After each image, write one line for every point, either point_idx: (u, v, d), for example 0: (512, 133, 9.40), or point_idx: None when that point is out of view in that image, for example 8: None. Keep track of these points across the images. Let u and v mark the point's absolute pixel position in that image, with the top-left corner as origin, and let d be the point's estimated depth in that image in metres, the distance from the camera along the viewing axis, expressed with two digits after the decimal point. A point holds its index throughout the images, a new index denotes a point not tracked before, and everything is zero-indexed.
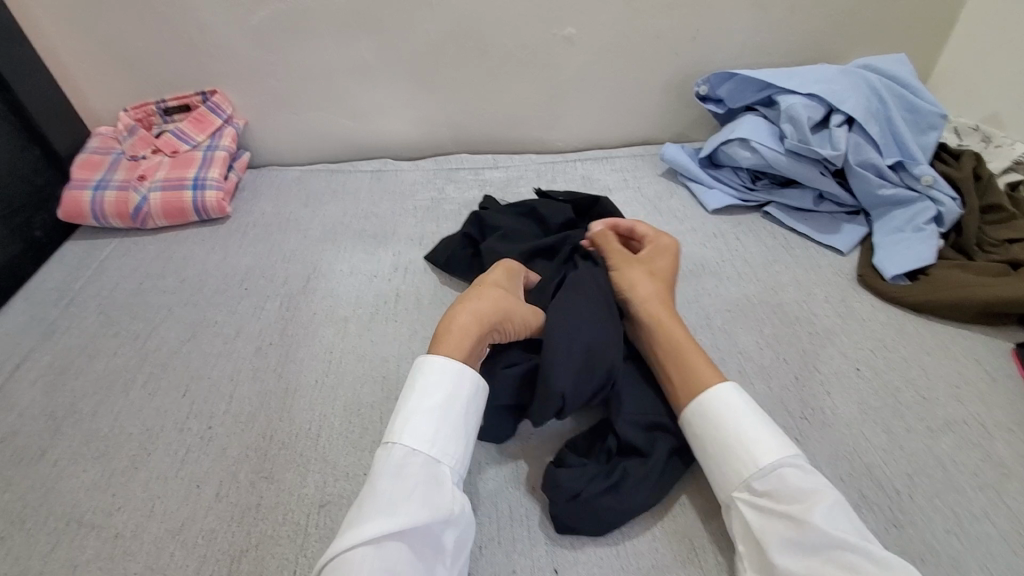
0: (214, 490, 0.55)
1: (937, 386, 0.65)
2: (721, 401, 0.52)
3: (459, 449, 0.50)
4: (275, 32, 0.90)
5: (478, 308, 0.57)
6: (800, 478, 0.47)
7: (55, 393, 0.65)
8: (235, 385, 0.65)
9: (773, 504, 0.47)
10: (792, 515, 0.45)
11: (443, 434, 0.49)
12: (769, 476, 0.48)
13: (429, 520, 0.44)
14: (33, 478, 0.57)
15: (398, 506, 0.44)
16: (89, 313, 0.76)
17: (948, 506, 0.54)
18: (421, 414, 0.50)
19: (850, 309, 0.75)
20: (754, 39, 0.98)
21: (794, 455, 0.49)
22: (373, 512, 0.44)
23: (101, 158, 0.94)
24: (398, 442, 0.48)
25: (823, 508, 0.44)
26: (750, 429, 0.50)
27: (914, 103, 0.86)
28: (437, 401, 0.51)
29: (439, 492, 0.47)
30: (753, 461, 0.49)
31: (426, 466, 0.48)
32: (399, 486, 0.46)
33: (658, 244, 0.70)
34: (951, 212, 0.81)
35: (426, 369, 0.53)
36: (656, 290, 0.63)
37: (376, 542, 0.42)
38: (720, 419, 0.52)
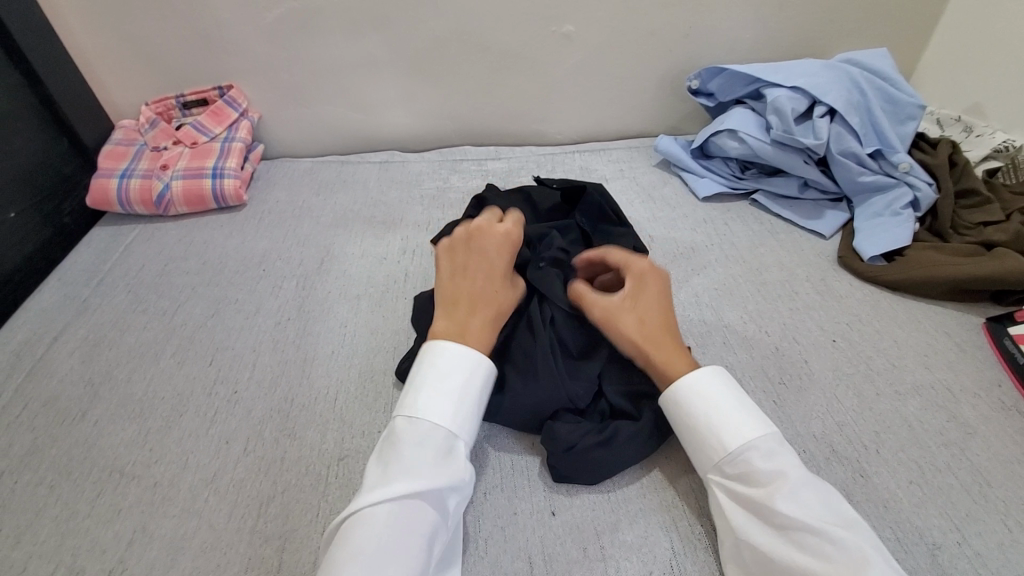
0: (242, 446, 0.61)
1: (907, 356, 0.70)
2: (688, 391, 0.54)
3: (472, 428, 0.53)
4: (289, 30, 0.95)
5: (494, 307, 0.59)
6: (764, 461, 0.49)
7: (92, 362, 0.71)
8: (257, 355, 0.71)
9: (742, 487, 0.50)
10: (757, 498, 0.48)
11: (459, 410, 0.52)
12: (736, 460, 0.50)
13: (445, 488, 0.48)
14: (75, 437, 0.62)
15: (420, 473, 0.48)
16: (119, 292, 0.82)
17: (913, 459, 0.59)
18: (442, 392, 0.52)
19: (829, 287, 0.80)
20: (744, 35, 1.03)
21: (760, 437, 0.51)
22: (394, 477, 0.47)
23: (126, 149, 0.99)
24: (422, 418, 0.51)
25: (785, 491, 0.47)
26: (718, 416, 0.52)
27: (893, 95, 0.91)
28: (458, 383, 0.53)
29: (452, 462, 0.50)
30: (721, 446, 0.51)
31: (445, 437, 0.51)
32: (421, 455, 0.49)
33: (633, 273, 0.62)
34: (927, 198, 0.86)
35: (441, 352, 0.55)
36: (655, 336, 0.58)
37: (397, 502, 0.46)
38: (691, 409, 0.54)
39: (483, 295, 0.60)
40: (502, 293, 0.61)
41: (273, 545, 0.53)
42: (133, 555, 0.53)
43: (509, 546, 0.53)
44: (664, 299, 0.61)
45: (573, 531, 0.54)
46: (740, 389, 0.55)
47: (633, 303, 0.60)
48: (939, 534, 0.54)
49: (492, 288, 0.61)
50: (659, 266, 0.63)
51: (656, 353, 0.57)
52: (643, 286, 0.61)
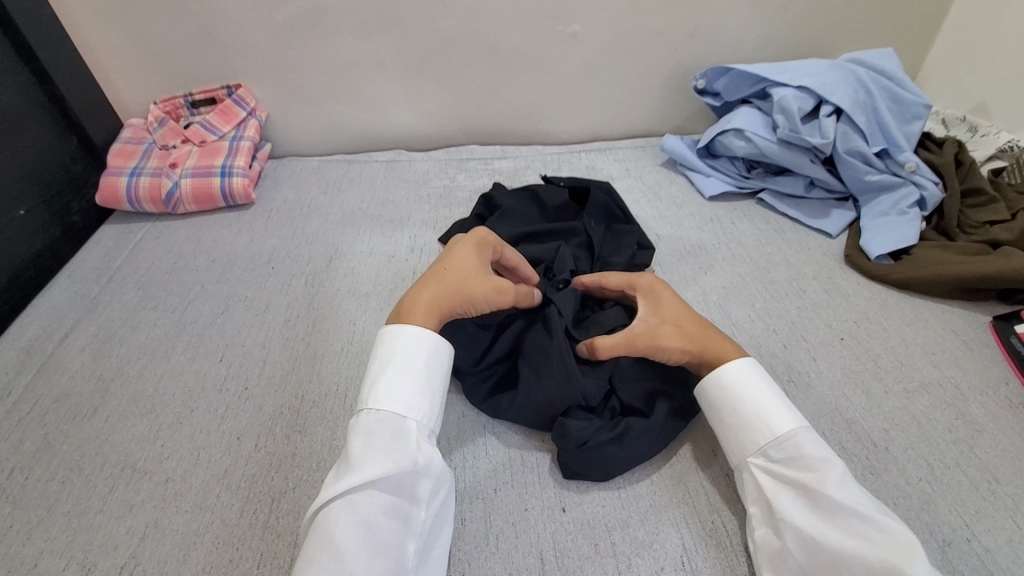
0: (253, 441, 0.61)
1: (914, 353, 0.70)
2: (738, 379, 0.56)
3: (422, 405, 0.53)
4: (297, 29, 0.95)
5: (439, 281, 0.60)
6: (813, 448, 0.51)
7: (102, 358, 0.71)
8: (267, 351, 0.71)
9: (787, 471, 0.51)
10: (805, 481, 0.49)
11: (403, 392, 0.53)
12: (784, 445, 0.52)
13: (394, 469, 0.48)
14: (88, 432, 0.63)
15: (365, 461, 0.48)
16: (128, 289, 0.82)
17: (921, 456, 0.60)
18: (383, 381, 0.53)
19: (836, 285, 0.80)
20: (749, 35, 1.03)
21: (807, 427, 0.52)
22: (344, 471, 0.48)
23: (134, 148, 1.00)
24: (366, 409, 0.52)
25: (835, 476, 0.48)
26: (768, 404, 0.54)
27: (899, 95, 0.91)
28: (397, 368, 0.54)
29: (403, 443, 0.50)
30: (770, 430, 0.53)
31: (391, 421, 0.51)
32: (367, 445, 0.49)
33: (642, 287, 0.65)
34: (933, 196, 0.86)
35: (388, 336, 0.57)
36: (692, 342, 0.59)
37: (346, 496, 0.46)
38: (740, 397, 0.55)
39: (434, 274, 0.61)
40: (455, 271, 0.61)
41: (285, 540, 0.53)
42: (145, 550, 0.53)
43: (520, 541, 0.53)
44: (678, 298, 0.64)
45: (584, 526, 0.54)
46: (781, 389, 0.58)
47: (653, 307, 0.63)
48: (949, 531, 0.54)
49: (447, 268, 0.61)
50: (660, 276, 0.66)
51: (696, 345, 0.59)
52: (655, 290, 0.64)
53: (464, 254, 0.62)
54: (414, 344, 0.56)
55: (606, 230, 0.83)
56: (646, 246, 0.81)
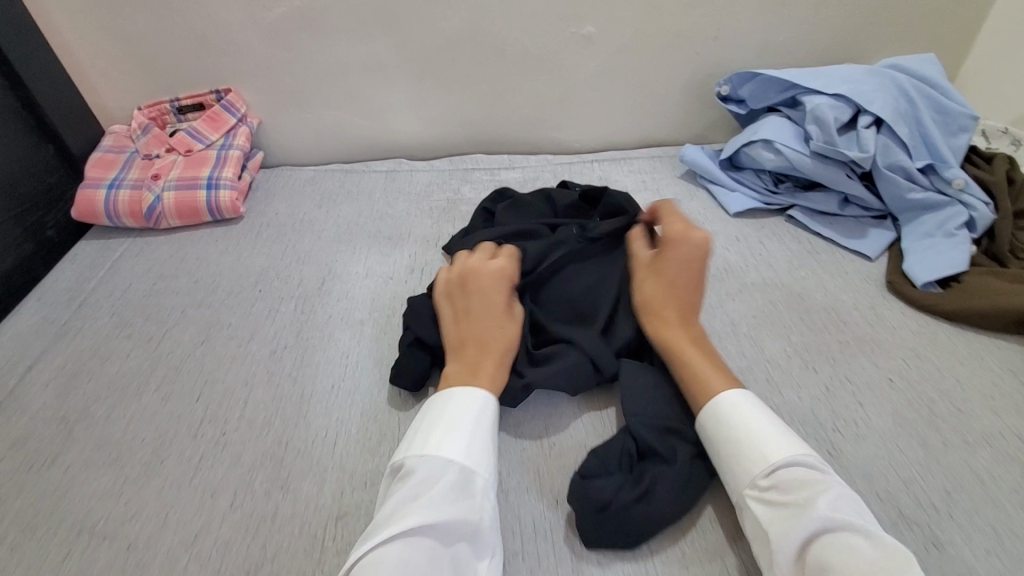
0: (229, 500, 0.54)
1: (971, 397, 0.63)
2: (731, 402, 0.52)
3: (493, 461, 0.50)
4: (290, 31, 0.88)
5: (505, 348, 0.58)
6: (809, 472, 0.45)
7: (68, 396, 0.64)
8: (250, 389, 0.64)
9: (781, 497, 0.45)
10: (800, 505, 0.43)
11: (473, 444, 0.49)
12: (777, 471, 0.46)
13: (455, 521, 0.43)
14: (45, 485, 0.56)
15: (433, 505, 0.44)
16: (102, 314, 0.75)
17: (988, 523, 0.52)
18: (458, 424, 0.50)
19: (880, 317, 0.72)
20: (777, 38, 0.96)
21: (805, 452, 0.47)
22: (404, 510, 0.44)
23: (115, 157, 0.93)
24: (436, 447, 0.48)
25: (832, 498, 0.43)
26: (759, 426, 0.49)
27: (944, 104, 0.83)
28: (472, 415, 0.51)
29: (469, 499, 0.46)
30: (761, 455, 0.47)
31: (459, 473, 0.47)
32: (435, 487, 0.45)
33: (665, 234, 0.66)
34: (984, 217, 0.78)
35: (452, 392, 0.53)
36: (657, 296, 0.62)
37: (407, 539, 0.42)
38: (730, 418, 0.51)
39: (483, 328, 0.59)
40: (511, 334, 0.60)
41: None
42: None
43: None
44: (687, 267, 0.63)
45: None
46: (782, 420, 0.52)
47: (655, 260, 0.65)
48: None
49: (492, 318, 0.60)
50: (702, 236, 0.64)
51: (645, 303, 0.63)
52: (669, 245, 0.64)
53: (496, 301, 0.61)
54: (487, 403, 0.53)
55: None
56: None
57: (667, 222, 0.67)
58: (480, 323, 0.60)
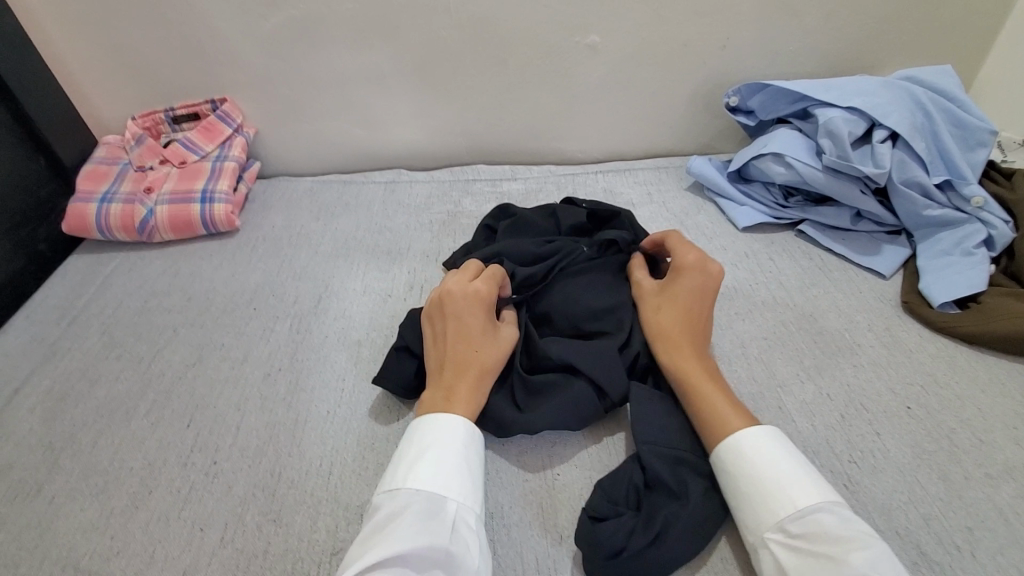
0: (219, 534, 0.52)
1: (993, 427, 0.60)
2: (757, 441, 0.49)
3: (465, 484, 0.48)
4: (287, 40, 0.86)
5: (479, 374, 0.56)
6: (841, 523, 0.43)
7: (54, 420, 0.62)
8: (242, 415, 0.62)
9: (810, 547, 0.43)
10: (831, 556, 0.41)
11: (443, 468, 0.48)
12: (805, 517, 0.44)
13: (421, 551, 0.43)
14: (27, 518, 0.54)
15: (395, 536, 0.43)
16: (92, 333, 0.73)
17: (1015, 564, 0.49)
18: (426, 451, 0.50)
19: (896, 339, 0.70)
20: (788, 46, 0.93)
21: (836, 501, 0.45)
22: (369, 545, 0.44)
23: (107, 169, 0.90)
24: (403, 479, 0.48)
25: (867, 554, 0.40)
26: (786, 468, 0.47)
27: (961, 118, 0.81)
28: (440, 440, 0.50)
29: (437, 526, 0.45)
30: (788, 499, 0.45)
31: (428, 500, 0.46)
32: (400, 519, 0.45)
33: (676, 263, 0.65)
34: (1003, 235, 0.75)
35: (426, 419, 0.53)
36: (672, 324, 0.60)
37: (370, 572, 0.41)
38: (755, 457, 0.48)
39: (460, 352, 0.57)
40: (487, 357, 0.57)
41: None
42: None
43: None
44: (694, 294, 0.62)
45: None
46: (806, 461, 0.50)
47: (662, 289, 0.64)
48: None
49: (470, 340, 0.58)
50: (712, 267, 0.63)
51: (657, 331, 0.61)
52: (676, 275, 0.64)
53: (473, 322, 0.59)
54: (457, 426, 0.52)
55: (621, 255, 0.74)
56: None
57: (676, 250, 0.66)
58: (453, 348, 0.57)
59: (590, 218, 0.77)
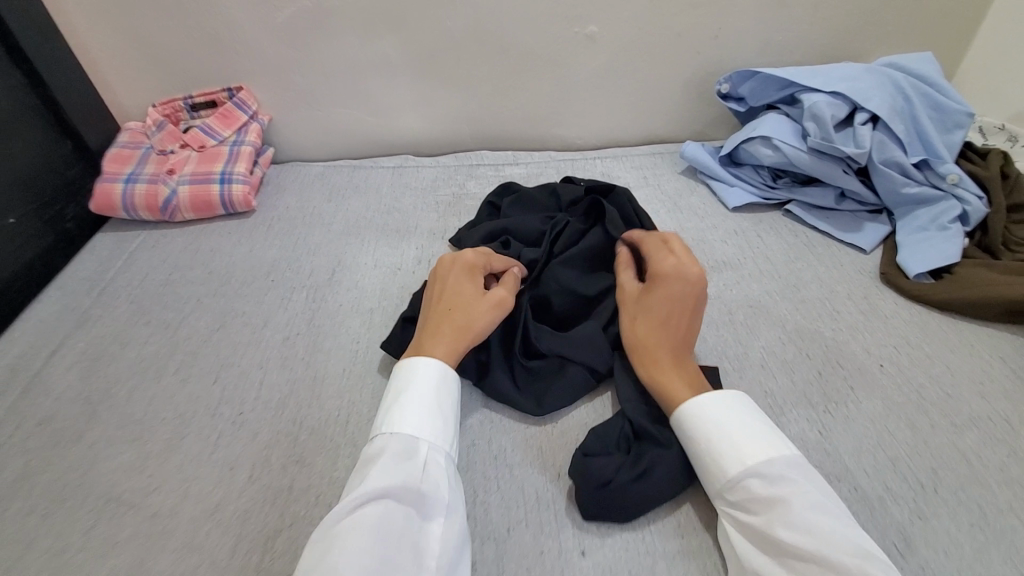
0: (247, 474, 0.57)
1: (960, 382, 0.65)
2: (694, 418, 0.53)
3: (435, 425, 0.53)
4: (301, 31, 0.91)
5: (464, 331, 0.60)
6: (768, 487, 0.46)
7: (91, 378, 0.68)
8: (264, 373, 0.67)
9: (744, 517, 0.47)
10: (758, 526, 0.46)
11: (414, 413, 0.52)
12: (737, 487, 0.48)
13: (398, 484, 0.47)
14: (72, 461, 0.59)
15: (373, 478, 0.47)
16: (121, 302, 0.78)
17: (972, 499, 0.54)
18: (399, 402, 0.54)
19: (873, 306, 0.75)
20: (776, 36, 0.98)
21: (764, 460, 0.48)
22: (351, 490, 0.47)
23: (131, 153, 0.96)
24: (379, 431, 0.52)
25: (785, 519, 0.44)
26: (718, 439, 0.50)
27: (939, 101, 0.85)
28: (412, 390, 0.55)
29: (411, 463, 0.49)
30: (721, 472, 0.49)
31: (401, 442, 0.50)
32: (378, 463, 0.49)
33: (656, 269, 0.64)
34: (977, 211, 0.80)
35: (400, 372, 0.57)
36: (649, 333, 0.61)
37: (354, 508, 0.45)
38: (693, 435, 0.52)
39: (445, 307, 0.62)
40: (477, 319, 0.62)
41: None
42: None
43: None
44: (672, 301, 0.61)
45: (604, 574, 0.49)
46: (749, 411, 0.53)
47: (642, 294, 0.64)
48: None
49: (455, 298, 0.63)
50: (693, 273, 0.62)
51: (634, 341, 0.61)
52: (655, 281, 0.63)
53: (460, 285, 0.64)
54: (435, 376, 0.56)
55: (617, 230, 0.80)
56: None
57: (658, 255, 0.65)
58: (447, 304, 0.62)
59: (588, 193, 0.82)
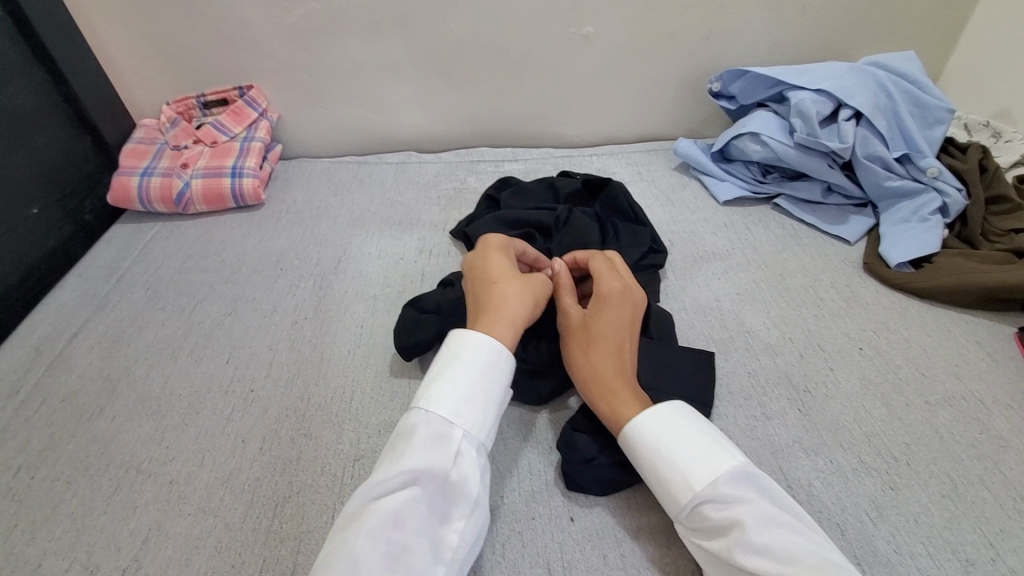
0: (258, 445, 0.60)
1: (936, 365, 0.68)
2: (642, 444, 0.51)
3: (475, 414, 0.50)
4: (309, 31, 0.95)
5: (517, 301, 0.58)
6: (722, 509, 0.45)
7: (111, 358, 0.72)
8: (274, 353, 0.71)
9: (705, 540, 0.47)
10: (720, 553, 0.45)
11: (454, 396, 0.50)
12: (693, 513, 0.47)
13: (428, 471, 0.45)
14: (94, 432, 0.63)
15: (405, 461, 0.45)
16: (137, 289, 0.82)
17: (943, 472, 0.57)
18: (442, 380, 0.51)
19: (855, 294, 0.78)
20: (767, 37, 1.01)
21: (710, 482, 0.46)
22: (382, 470, 0.46)
23: (146, 148, 1.00)
24: (417, 407, 0.49)
25: (742, 543, 0.43)
26: (667, 464, 0.49)
27: (920, 98, 0.89)
28: (456, 369, 0.52)
29: (444, 450, 0.47)
30: (674, 499, 0.48)
31: (437, 425, 0.48)
32: (411, 446, 0.47)
33: (602, 293, 0.62)
34: (956, 203, 0.83)
35: (448, 344, 0.54)
36: (608, 361, 0.57)
37: (381, 493, 0.44)
38: (644, 462, 0.51)
39: (498, 283, 0.60)
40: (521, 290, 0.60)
41: (289, 545, 0.52)
42: (148, 553, 0.52)
43: (528, 551, 0.52)
44: (620, 325, 0.60)
45: (592, 537, 0.53)
46: (690, 421, 0.51)
47: (591, 319, 0.60)
48: (971, 551, 0.51)
49: (504, 274, 0.61)
50: (636, 300, 0.63)
51: (594, 370, 0.57)
52: (603, 305, 0.61)
53: (503, 267, 0.63)
54: (483, 355, 0.53)
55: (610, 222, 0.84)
56: (658, 248, 0.80)
57: (598, 278, 0.64)
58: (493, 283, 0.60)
59: (584, 186, 0.86)
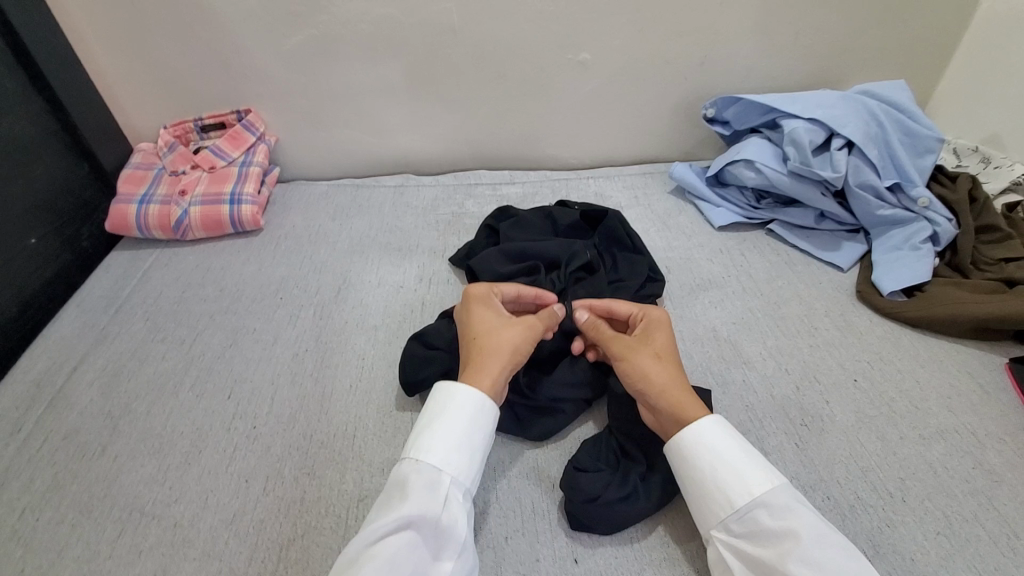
0: (262, 485, 0.61)
1: (929, 397, 0.69)
2: (698, 445, 0.53)
3: (463, 460, 0.51)
4: (308, 57, 0.95)
5: (495, 358, 0.58)
6: (778, 518, 0.48)
7: (112, 393, 0.71)
8: (276, 387, 0.71)
9: (750, 548, 0.48)
10: (769, 561, 0.46)
11: (442, 443, 0.51)
12: (744, 518, 0.49)
13: (419, 516, 0.46)
14: (95, 473, 0.63)
15: (396, 510, 0.47)
16: (137, 320, 0.82)
17: (939, 508, 0.58)
18: (430, 429, 0.52)
19: (848, 324, 0.79)
20: (760, 63, 1.03)
21: (768, 490, 0.49)
22: (373, 520, 0.47)
23: (144, 173, 1.00)
24: (406, 456, 0.51)
25: (796, 553, 0.45)
26: (725, 468, 0.51)
27: (911, 127, 0.91)
28: (443, 417, 0.53)
29: (434, 496, 0.48)
30: (726, 503, 0.50)
31: (426, 472, 0.49)
32: (401, 494, 0.48)
33: (653, 317, 0.65)
34: (946, 232, 0.85)
35: (433, 395, 0.56)
36: (673, 376, 0.58)
37: (374, 543, 0.45)
38: (696, 462, 0.53)
39: (478, 337, 0.60)
40: (501, 344, 0.59)
41: None
42: None
43: None
44: (670, 346, 0.62)
45: None
46: (744, 440, 0.54)
47: (645, 341, 0.62)
48: None
49: (488, 326, 0.61)
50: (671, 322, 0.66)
51: (665, 386, 0.57)
52: (655, 329, 0.64)
53: (490, 317, 0.63)
54: (468, 403, 0.54)
55: (608, 251, 0.85)
56: (656, 276, 0.81)
57: (635, 310, 0.67)
58: (478, 338, 0.60)
59: (582, 217, 0.88)
